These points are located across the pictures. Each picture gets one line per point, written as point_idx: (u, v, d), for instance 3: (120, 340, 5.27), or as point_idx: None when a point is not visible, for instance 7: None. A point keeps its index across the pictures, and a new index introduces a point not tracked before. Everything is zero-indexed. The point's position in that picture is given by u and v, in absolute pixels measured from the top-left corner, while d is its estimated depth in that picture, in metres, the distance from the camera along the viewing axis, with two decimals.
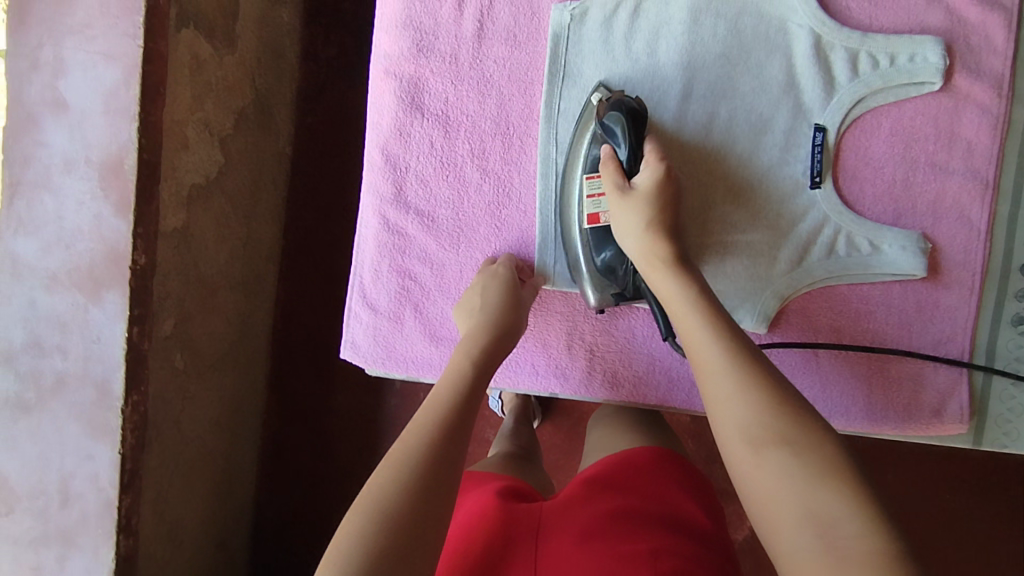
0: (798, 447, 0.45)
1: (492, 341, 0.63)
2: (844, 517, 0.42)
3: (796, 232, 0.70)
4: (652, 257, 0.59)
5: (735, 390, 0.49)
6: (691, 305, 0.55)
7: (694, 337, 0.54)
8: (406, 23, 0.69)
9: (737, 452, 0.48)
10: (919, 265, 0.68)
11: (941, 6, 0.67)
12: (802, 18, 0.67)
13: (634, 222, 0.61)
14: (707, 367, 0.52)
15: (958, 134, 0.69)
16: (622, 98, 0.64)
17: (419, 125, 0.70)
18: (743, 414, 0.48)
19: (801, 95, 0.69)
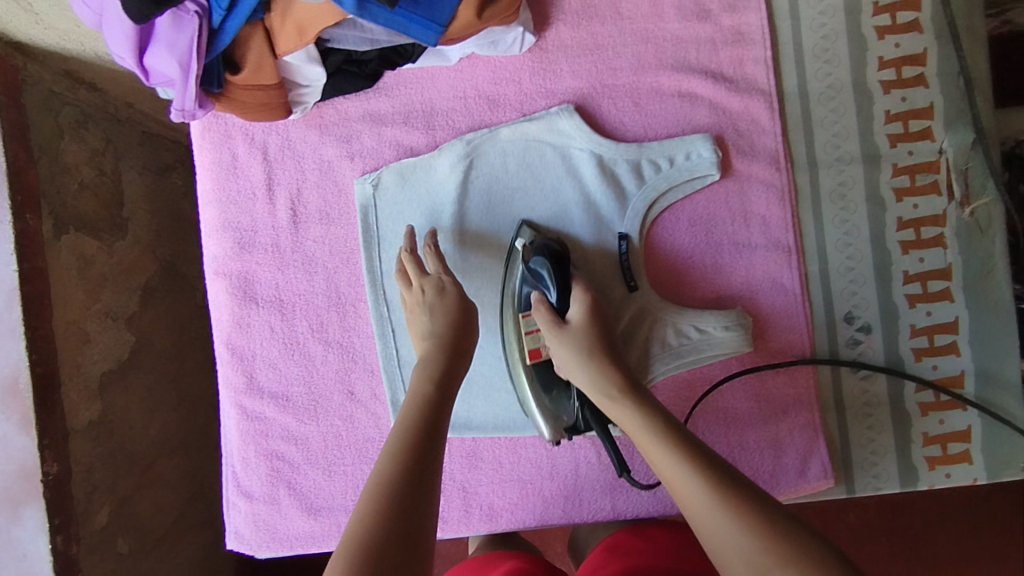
0: (794, 557, 0.44)
1: (445, 354, 0.63)
2: None
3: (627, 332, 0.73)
4: (608, 400, 0.61)
5: (692, 473, 0.51)
6: (656, 440, 0.56)
7: (668, 474, 0.53)
8: (226, 225, 0.74)
9: (721, 548, 0.47)
10: (743, 341, 0.71)
11: (705, 103, 0.73)
12: (582, 143, 0.72)
13: (569, 356, 0.64)
14: (669, 470, 0.53)
15: (752, 211, 0.73)
16: (545, 242, 0.69)
17: (256, 315, 0.74)
18: (717, 504, 0.48)
19: (599, 210, 0.73)
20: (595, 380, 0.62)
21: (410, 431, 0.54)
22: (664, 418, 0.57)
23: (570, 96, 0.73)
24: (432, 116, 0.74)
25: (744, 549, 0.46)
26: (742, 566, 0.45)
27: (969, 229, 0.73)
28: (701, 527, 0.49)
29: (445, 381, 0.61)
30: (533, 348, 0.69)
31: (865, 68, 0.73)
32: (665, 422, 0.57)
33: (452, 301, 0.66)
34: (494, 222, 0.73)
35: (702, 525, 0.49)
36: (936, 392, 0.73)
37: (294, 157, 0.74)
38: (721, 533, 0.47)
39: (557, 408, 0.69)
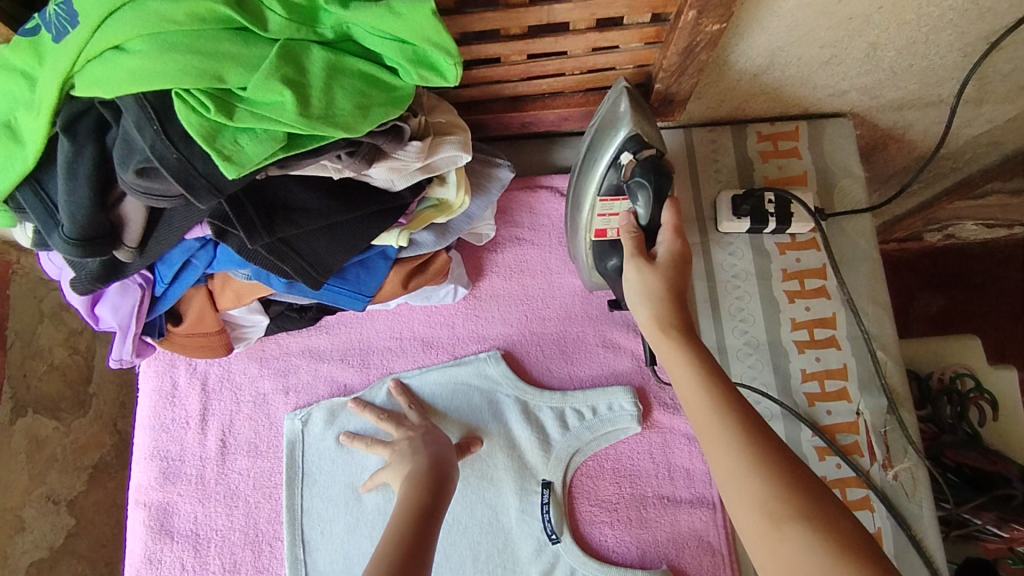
0: (816, 516, 0.44)
1: (431, 470, 0.65)
2: None
3: None
4: (660, 331, 0.57)
5: (728, 416, 0.50)
6: (687, 363, 0.54)
7: (692, 397, 0.52)
8: (154, 453, 0.75)
9: (737, 483, 0.47)
10: None
11: (628, 353, 0.77)
12: (508, 388, 0.76)
13: (649, 286, 0.59)
14: (700, 406, 0.51)
15: (675, 464, 0.74)
16: (651, 164, 0.61)
17: (169, 549, 0.72)
18: (743, 450, 0.48)
19: (525, 454, 0.74)
20: (656, 315, 0.58)
21: (400, 559, 0.53)
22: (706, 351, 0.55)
23: (500, 341, 0.78)
24: (368, 354, 0.78)
25: (765, 498, 0.46)
26: (757, 512, 0.46)
27: (895, 491, 0.73)
28: (724, 471, 0.49)
29: (436, 499, 0.62)
30: (600, 228, 0.68)
31: (778, 328, 0.78)
32: (705, 353, 0.54)
33: (433, 446, 0.69)
34: None
35: (728, 470, 0.48)
36: None
37: (232, 389, 0.77)
38: (743, 476, 0.47)
39: (608, 275, 0.72)
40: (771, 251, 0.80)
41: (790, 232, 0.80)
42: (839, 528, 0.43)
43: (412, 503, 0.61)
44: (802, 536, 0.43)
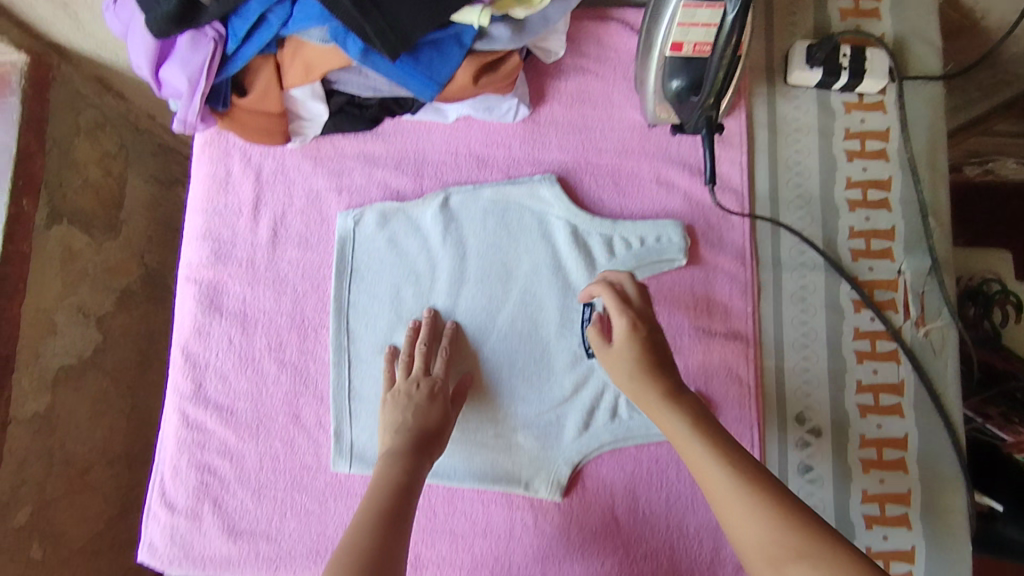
0: (815, 557, 0.44)
1: (416, 444, 0.65)
2: None
3: (580, 398, 0.74)
4: (642, 401, 0.61)
5: (719, 457, 0.53)
6: (669, 411, 0.59)
7: (702, 471, 0.54)
8: (206, 235, 0.76)
9: (739, 531, 0.49)
10: None
11: (681, 192, 0.77)
12: (559, 212, 0.76)
13: (621, 363, 0.63)
14: (699, 462, 0.54)
15: (714, 300, 0.76)
16: None
17: (217, 325, 0.75)
18: (742, 496, 0.50)
19: (569, 275, 0.75)
20: (630, 388, 0.62)
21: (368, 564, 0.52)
22: (692, 411, 0.58)
23: (555, 167, 0.78)
24: (422, 164, 0.77)
25: (769, 544, 0.47)
26: (763, 557, 0.47)
27: (923, 348, 0.76)
28: (730, 515, 0.50)
29: (411, 482, 0.62)
30: (676, 42, 0.65)
31: (834, 185, 0.78)
32: (695, 414, 0.58)
33: (439, 405, 0.69)
34: (477, 252, 0.76)
35: (732, 509, 0.50)
36: (881, 507, 0.74)
37: (285, 183, 0.77)
38: (749, 525, 0.48)
39: (675, 102, 0.71)
40: (837, 110, 0.79)
41: (859, 91, 0.78)
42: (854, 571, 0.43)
43: (390, 486, 0.61)
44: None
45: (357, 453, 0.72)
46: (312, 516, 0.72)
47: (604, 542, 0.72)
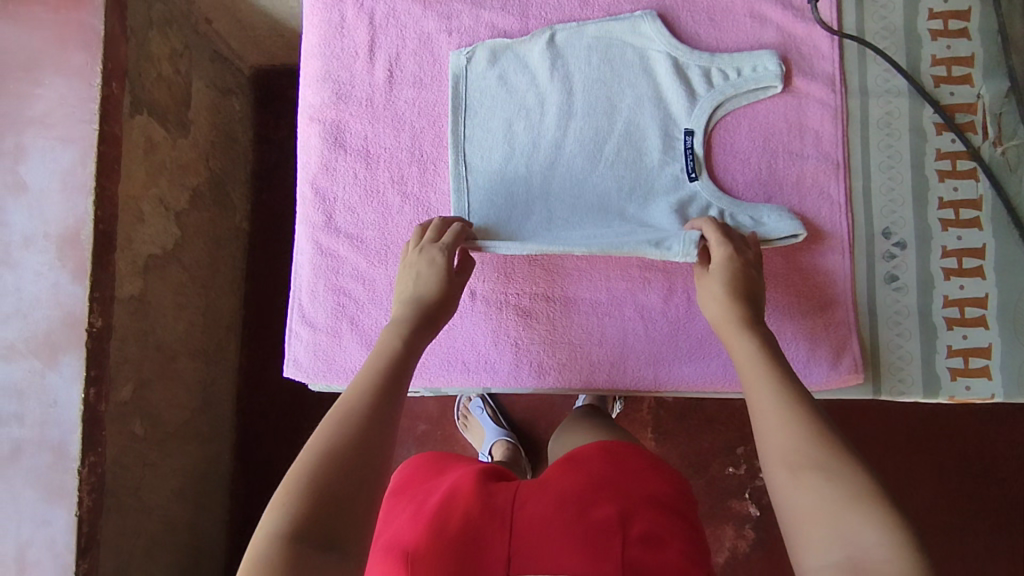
0: (835, 473, 0.51)
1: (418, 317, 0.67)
2: (872, 533, 0.48)
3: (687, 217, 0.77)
4: (722, 317, 0.66)
5: (767, 368, 0.60)
6: (736, 328, 0.65)
7: (751, 372, 0.60)
8: (326, 77, 0.80)
9: (769, 429, 0.56)
10: (798, 227, 0.75)
11: (773, 25, 0.81)
12: (659, 46, 0.80)
13: (714, 284, 0.68)
14: (751, 370, 0.60)
15: (806, 125, 0.80)
16: None
17: (342, 160, 0.80)
18: (783, 403, 0.56)
19: (669, 106, 0.80)
20: (717, 305, 0.67)
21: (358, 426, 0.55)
22: (760, 337, 0.63)
23: (653, 5, 0.82)
24: (527, 5, 0.81)
25: (797, 451, 0.53)
26: (785, 460, 0.53)
27: (1000, 165, 0.80)
28: (767, 420, 0.56)
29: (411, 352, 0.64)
30: None
31: (916, 17, 0.82)
32: (761, 341, 0.63)
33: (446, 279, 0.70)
34: (582, 86, 0.80)
35: (776, 417, 0.56)
36: (961, 310, 0.79)
37: (397, 26, 0.81)
38: (783, 426, 0.55)
39: None
40: None
41: None
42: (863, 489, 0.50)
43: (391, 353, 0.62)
44: (817, 485, 0.51)
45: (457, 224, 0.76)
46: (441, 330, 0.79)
47: (709, 347, 0.78)
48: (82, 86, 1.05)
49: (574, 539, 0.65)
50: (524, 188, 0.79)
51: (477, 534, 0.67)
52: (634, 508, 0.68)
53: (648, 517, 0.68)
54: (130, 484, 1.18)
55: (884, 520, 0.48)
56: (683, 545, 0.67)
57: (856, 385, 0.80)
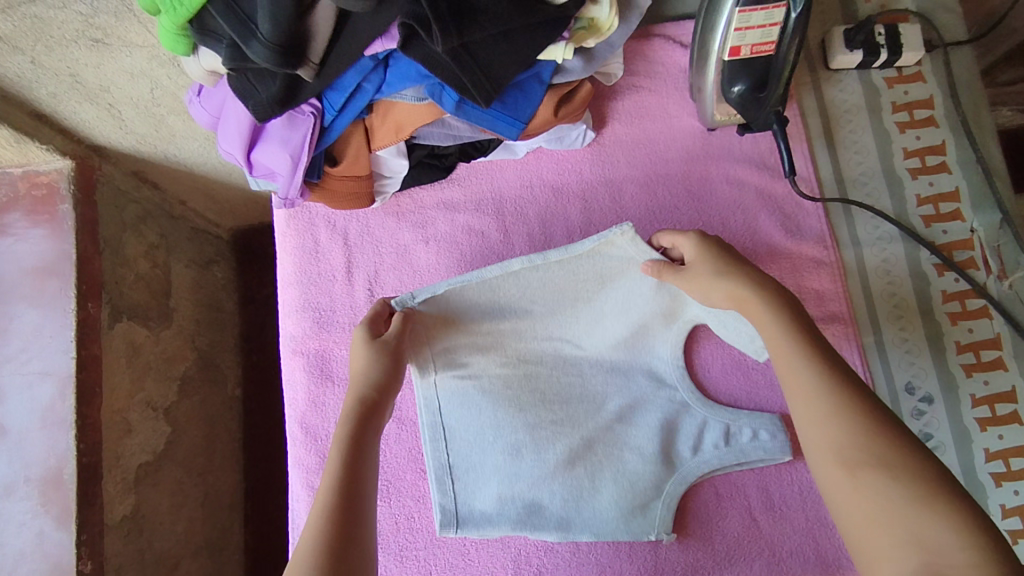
0: (899, 469, 0.47)
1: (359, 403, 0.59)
2: (955, 551, 0.43)
3: (683, 431, 0.74)
4: (737, 295, 0.60)
5: (802, 359, 0.54)
6: (765, 304, 0.58)
7: (789, 371, 0.54)
8: (305, 306, 0.78)
9: (819, 438, 0.50)
10: (784, 450, 0.72)
11: (752, 188, 0.80)
12: (665, 414, 0.74)
13: (715, 286, 0.62)
14: (788, 362, 0.54)
15: (805, 287, 0.78)
16: None
17: (331, 393, 0.76)
18: (830, 399, 0.51)
19: (657, 372, 0.76)
20: (734, 291, 0.60)
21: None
22: (796, 317, 0.57)
23: (628, 185, 0.80)
24: (502, 203, 0.80)
25: (852, 453, 0.48)
26: (837, 467, 0.49)
27: (1011, 300, 0.77)
28: (812, 418, 0.51)
29: (360, 436, 0.57)
30: (734, 47, 0.68)
31: (892, 158, 0.81)
32: (795, 319, 0.57)
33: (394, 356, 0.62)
34: (576, 451, 0.73)
35: (815, 423, 0.51)
36: (1005, 462, 0.74)
37: (373, 242, 0.79)
38: (830, 431, 0.50)
39: (741, 104, 0.73)
40: (880, 87, 0.83)
41: (898, 66, 0.82)
42: (950, 502, 0.45)
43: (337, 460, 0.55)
44: (883, 492, 0.46)
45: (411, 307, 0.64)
46: (458, 568, 0.74)
47: (747, 546, 0.72)
48: (58, 313, 1.03)
49: None
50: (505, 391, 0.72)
51: None
52: None
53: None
54: None
55: (959, 529, 0.43)
56: None
57: None
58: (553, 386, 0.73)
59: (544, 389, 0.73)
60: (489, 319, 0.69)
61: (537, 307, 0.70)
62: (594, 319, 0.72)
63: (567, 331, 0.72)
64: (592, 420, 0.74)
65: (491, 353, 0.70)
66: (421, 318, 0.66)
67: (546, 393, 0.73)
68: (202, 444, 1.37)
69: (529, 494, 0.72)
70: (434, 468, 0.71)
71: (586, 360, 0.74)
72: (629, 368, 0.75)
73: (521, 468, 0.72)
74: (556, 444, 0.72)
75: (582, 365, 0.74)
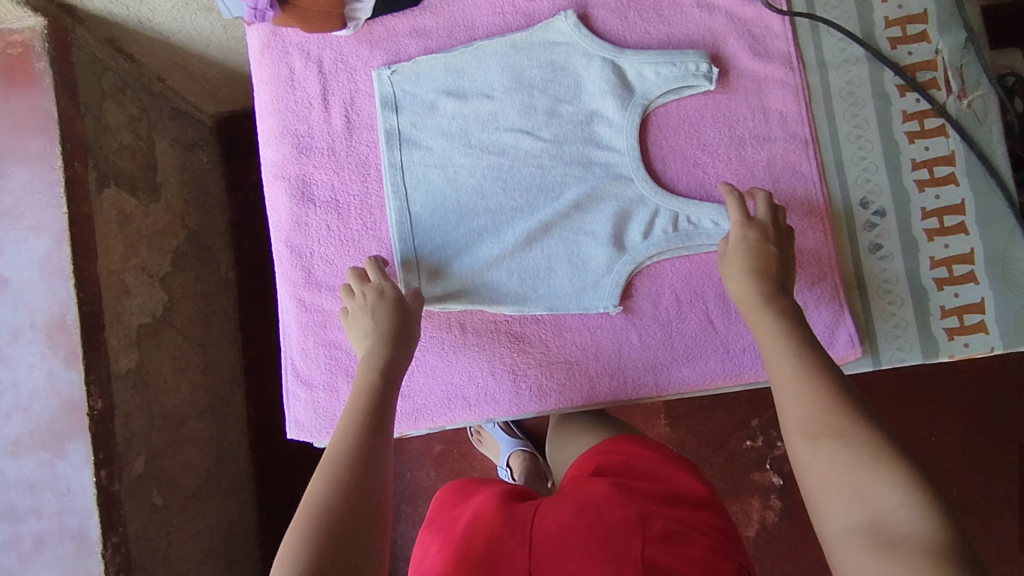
0: (853, 437, 0.51)
1: (387, 356, 0.68)
2: (893, 497, 0.47)
3: (636, 213, 0.78)
4: (743, 295, 0.67)
5: (791, 349, 0.59)
6: (759, 307, 0.65)
7: (776, 359, 0.60)
8: (284, 133, 0.80)
9: (791, 413, 0.56)
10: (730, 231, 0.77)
11: (722, 12, 0.80)
12: (623, 198, 0.78)
13: (736, 260, 0.69)
14: (777, 360, 0.59)
15: (770, 108, 0.79)
16: None
17: (314, 214, 0.79)
18: (805, 374, 0.57)
19: (608, 165, 0.79)
20: (742, 288, 0.68)
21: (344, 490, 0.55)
22: (784, 311, 0.64)
23: (599, 9, 0.81)
24: (474, 30, 0.81)
25: (812, 422, 0.54)
26: (800, 432, 0.54)
27: (968, 118, 0.79)
28: (786, 395, 0.57)
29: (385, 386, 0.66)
30: None
31: None
32: (781, 312, 0.64)
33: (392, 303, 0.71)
34: (533, 237, 0.78)
35: (787, 384, 0.57)
36: (949, 269, 0.78)
37: (347, 70, 0.80)
38: (802, 400, 0.55)
39: None
40: None
41: None
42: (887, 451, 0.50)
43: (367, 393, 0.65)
44: (837, 450, 0.51)
45: (394, 80, 0.79)
46: (437, 368, 0.79)
47: (705, 345, 0.77)
48: (45, 170, 1.05)
49: (598, 552, 0.61)
50: (470, 173, 0.79)
51: (499, 556, 0.64)
52: (652, 511, 0.65)
53: (665, 516, 0.65)
54: (156, 555, 1.18)
55: (902, 485, 0.48)
56: (705, 541, 0.64)
57: (855, 360, 0.79)
58: (514, 174, 0.79)
59: (505, 176, 0.79)
60: (453, 105, 0.79)
61: (496, 96, 0.79)
62: (549, 111, 0.79)
63: (526, 122, 0.79)
64: (551, 206, 0.78)
65: (452, 139, 0.79)
66: (390, 95, 0.79)
67: (508, 181, 0.79)
68: (198, 317, 1.43)
69: (489, 276, 0.78)
70: (399, 249, 0.78)
71: (544, 150, 0.79)
72: (587, 162, 0.79)
73: (481, 250, 0.78)
74: (518, 227, 0.78)
75: (545, 159, 0.79)
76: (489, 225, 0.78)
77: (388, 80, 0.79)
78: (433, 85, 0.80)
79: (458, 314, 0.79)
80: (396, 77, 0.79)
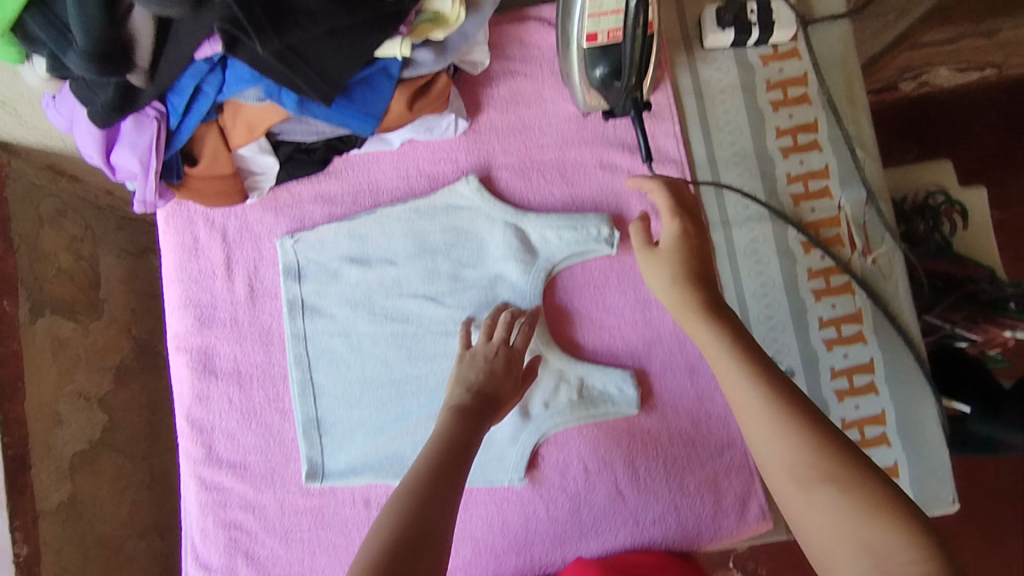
0: (847, 483, 0.46)
1: (482, 408, 0.66)
2: (898, 550, 0.43)
3: (542, 380, 0.78)
4: (682, 314, 0.62)
5: (751, 381, 0.53)
6: (713, 334, 0.58)
7: (737, 395, 0.53)
8: (187, 303, 0.79)
9: (770, 458, 0.50)
10: (631, 402, 0.77)
11: (624, 172, 0.81)
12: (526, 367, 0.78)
13: (661, 281, 0.65)
14: (741, 402, 0.53)
15: None
16: None
17: (215, 387, 0.78)
18: (769, 409, 0.51)
19: None
20: (674, 279, 0.64)
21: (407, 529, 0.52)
22: (735, 337, 0.57)
23: (503, 171, 0.81)
24: (378, 194, 0.81)
25: (797, 466, 0.48)
26: (789, 480, 0.48)
27: (874, 275, 0.79)
28: (762, 438, 0.50)
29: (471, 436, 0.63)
30: (590, 33, 0.68)
31: (765, 137, 0.82)
32: (733, 335, 0.57)
33: (504, 364, 0.70)
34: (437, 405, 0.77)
35: (753, 428, 0.51)
36: (861, 431, 0.77)
37: (251, 238, 0.80)
38: (781, 443, 0.49)
39: (604, 89, 0.73)
40: (755, 64, 0.82)
41: (772, 43, 0.81)
42: (876, 494, 0.45)
43: (450, 438, 0.61)
44: (829, 498, 0.46)
45: (298, 248, 0.79)
46: (337, 550, 0.77)
47: (613, 518, 0.77)
48: None
49: None
50: (375, 341, 0.79)
51: None
52: None
53: None
54: None
55: (905, 534, 0.43)
56: None
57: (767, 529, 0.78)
58: (418, 342, 0.79)
59: (408, 344, 0.79)
60: (356, 272, 0.79)
61: (399, 261, 0.79)
62: (453, 276, 0.79)
63: (429, 287, 0.79)
64: None
65: (356, 307, 0.79)
66: (294, 264, 0.79)
67: (412, 349, 0.78)
68: None
69: (392, 448, 0.77)
70: (302, 423, 0.77)
71: (448, 316, 0.79)
72: None
73: (385, 422, 0.77)
74: (422, 396, 0.77)
75: (449, 326, 0.78)
76: (393, 395, 0.78)
77: (291, 249, 0.79)
78: (337, 254, 0.79)
79: (363, 488, 0.78)
80: (300, 245, 0.79)
